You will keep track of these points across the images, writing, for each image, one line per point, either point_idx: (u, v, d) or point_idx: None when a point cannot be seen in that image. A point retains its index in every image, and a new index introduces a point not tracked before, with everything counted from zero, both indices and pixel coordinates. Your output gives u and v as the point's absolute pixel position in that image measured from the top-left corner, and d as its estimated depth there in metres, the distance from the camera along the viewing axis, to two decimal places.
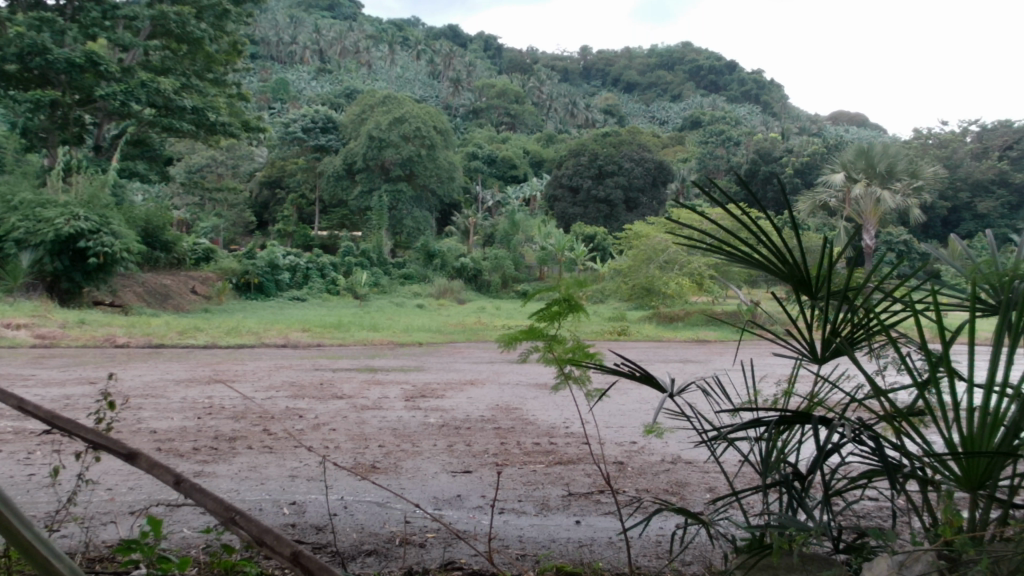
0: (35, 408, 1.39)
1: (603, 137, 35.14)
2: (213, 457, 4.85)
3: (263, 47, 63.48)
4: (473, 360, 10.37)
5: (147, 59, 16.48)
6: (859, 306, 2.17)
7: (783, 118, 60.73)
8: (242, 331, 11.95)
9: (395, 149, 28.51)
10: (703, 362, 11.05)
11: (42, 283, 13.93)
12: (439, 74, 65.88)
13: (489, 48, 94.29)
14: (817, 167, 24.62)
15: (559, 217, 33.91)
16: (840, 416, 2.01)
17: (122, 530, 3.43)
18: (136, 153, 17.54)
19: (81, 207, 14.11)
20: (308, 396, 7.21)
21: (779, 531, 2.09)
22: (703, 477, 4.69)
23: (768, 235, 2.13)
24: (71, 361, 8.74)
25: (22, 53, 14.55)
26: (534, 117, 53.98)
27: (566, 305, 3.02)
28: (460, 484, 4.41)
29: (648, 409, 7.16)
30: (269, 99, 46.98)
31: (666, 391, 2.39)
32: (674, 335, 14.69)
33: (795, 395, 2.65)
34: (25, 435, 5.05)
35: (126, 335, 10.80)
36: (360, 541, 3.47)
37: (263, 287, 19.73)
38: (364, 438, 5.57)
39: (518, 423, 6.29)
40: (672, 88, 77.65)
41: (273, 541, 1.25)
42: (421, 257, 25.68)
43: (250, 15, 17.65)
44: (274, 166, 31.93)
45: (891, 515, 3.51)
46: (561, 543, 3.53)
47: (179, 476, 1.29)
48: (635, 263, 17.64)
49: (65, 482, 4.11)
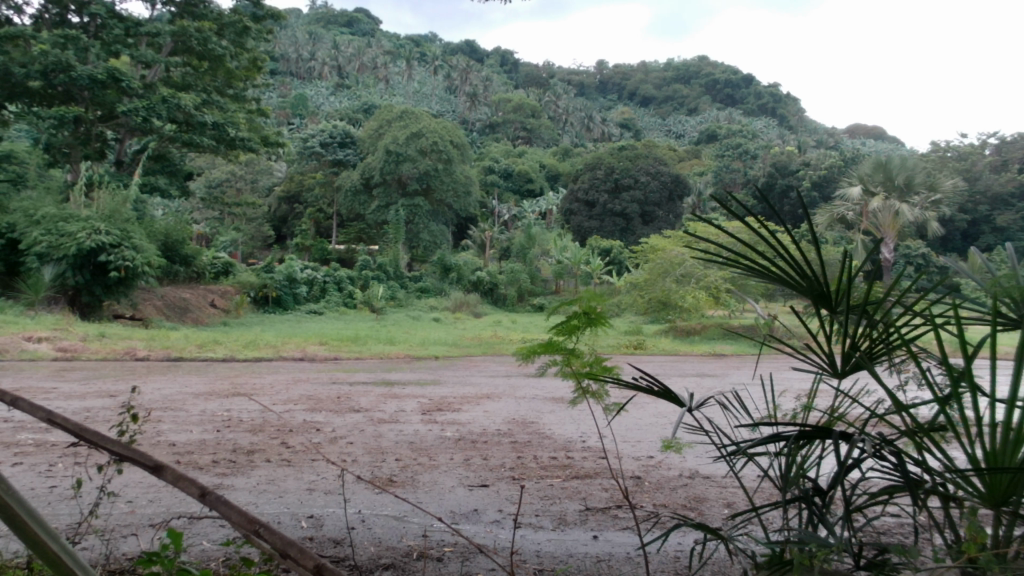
0: (64, 420, 1.37)
1: (620, 151, 35.19)
2: (231, 469, 4.88)
3: (282, 64, 64.42)
4: (489, 373, 10.40)
5: (168, 75, 16.72)
6: (879, 321, 2.12)
7: (800, 132, 60.59)
8: (261, 344, 12.03)
9: (412, 163, 28.71)
10: (720, 376, 11.04)
11: (64, 297, 14.08)
12: (455, 88, 66.26)
13: (504, 63, 95.34)
14: (834, 180, 24.48)
15: (575, 231, 33.94)
16: (860, 431, 1.97)
17: (142, 542, 3.45)
18: (157, 168, 17.84)
19: (102, 222, 14.21)
20: (326, 409, 7.24)
21: (800, 548, 2.05)
22: (722, 493, 4.67)
23: (785, 248, 2.09)
24: (91, 374, 8.79)
25: (45, 70, 14.51)
26: (551, 131, 54.31)
27: (585, 318, 3.01)
28: (477, 498, 4.40)
29: (664, 423, 7.14)
30: (288, 115, 47.47)
31: (685, 406, 2.34)
32: (691, 348, 14.68)
33: (815, 410, 2.61)
34: (46, 448, 5.10)
35: (146, 349, 10.88)
36: (377, 555, 3.47)
37: (281, 301, 19.87)
38: (381, 451, 5.59)
39: (535, 437, 6.28)
40: (687, 102, 77.91)
41: (297, 553, 1.23)
42: (438, 270, 25.63)
43: (270, 32, 17.73)
44: (292, 181, 32.18)
45: (914, 532, 3.48)
46: (578, 558, 3.52)
47: (204, 489, 1.25)
48: (651, 277, 17.60)
49: (87, 493, 4.16)
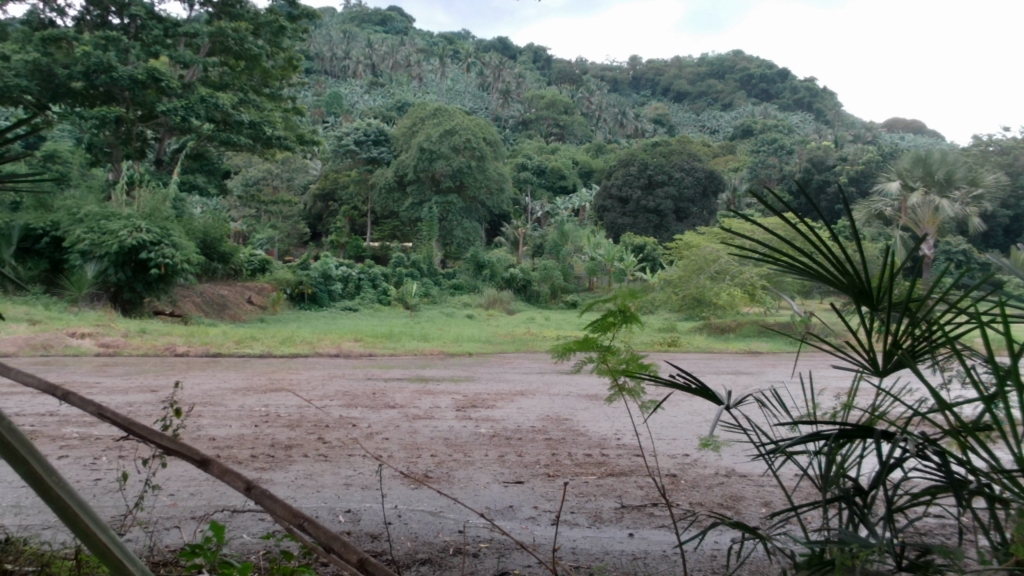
0: (113, 414, 1.39)
1: (653, 147, 34.99)
2: (270, 464, 4.94)
3: (317, 62, 65.11)
4: (523, 370, 10.40)
5: (206, 75, 16.93)
6: (922, 318, 2.07)
7: (838, 126, 59.66)
8: (296, 340, 12.18)
9: (446, 161, 28.84)
10: (756, 374, 10.93)
11: (106, 293, 14.35)
12: (488, 86, 66.41)
13: (537, 60, 95.40)
14: (872, 175, 23.97)
15: (608, 227, 33.81)
16: (903, 430, 1.93)
17: (185, 535, 3.52)
18: (195, 167, 18.18)
19: (142, 220, 14.44)
20: (361, 405, 7.29)
21: (841, 548, 2.02)
22: (759, 491, 4.62)
23: (823, 247, 2.05)
24: (133, 369, 8.96)
25: (88, 71, 14.82)
26: (584, 128, 54.22)
27: (620, 316, 2.97)
28: (512, 495, 4.40)
29: (700, 421, 7.10)
30: (323, 114, 47.92)
31: (722, 403, 2.30)
32: (727, 346, 14.54)
33: (854, 408, 2.57)
34: (91, 441, 5.21)
35: (185, 344, 11.04)
36: (414, 550, 3.48)
37: (317, 297, 20.05)
38: (416, 447, 5.62)
39: (569, 434, 6.27)
40: (722, 98, 77.23)
41: (341, 548, 1.22)
42: (471, 267, 25.74)
43: (305, 31, 17.87)
44: (327, 179, 32.45)
45: (955, 534, 3.42)
46: (615, 555, 3.51)
47: (249, 482, 1.25)
48: (686, 273, 17.46)
49: (131, 486, 4.24)
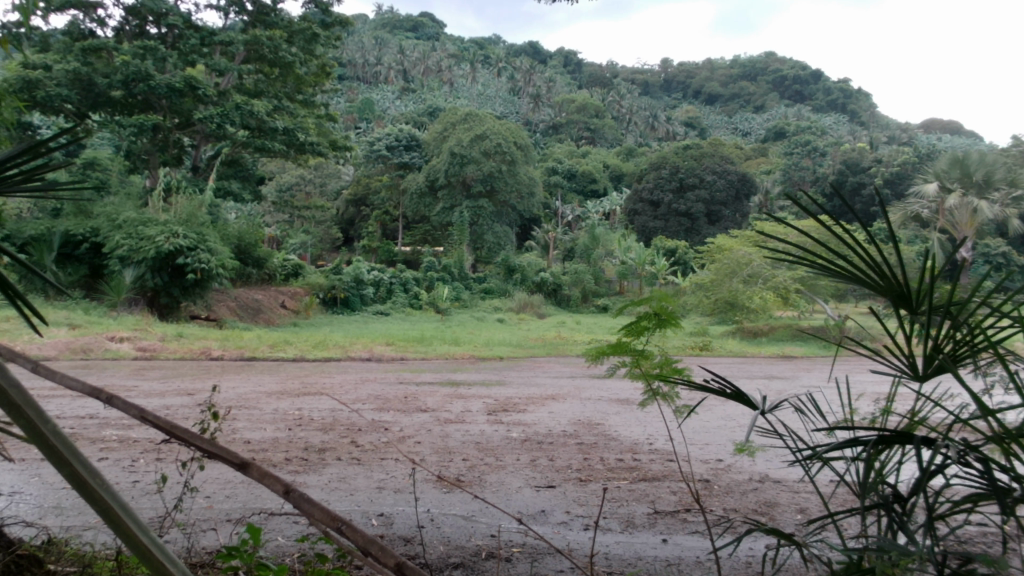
0: (155, 417, 1.41)
1: (685, 150, 34.79)
2: (304, 467, 4.98)
3: (350, 69, 65.69)
4: (553, 374, 10.39)
5: (241, 82, 17.16)
6: (963, 322, 2.02)
7: (873, 126, 58.81)
8: (330, 345, 12.26)
9: (477, 165, 28.97)
10: (791, 378, 10.82)
11: (143, 298, 14.59)
12: (519, 90, 66.36)
13: (568, 64, 95.30)
14: (908, 177, 23.58)
15: (640, 231, 33.64)
16: (943, 436, 1.89)
17: (221, 537, 3.58)
18: (230, 173, 18.41)
19: (179, 225, 14.64)
20: (393, 409, 7.32)
21: (880, 555, 1.98)
22: (794, 498, 4.56)
23: (860, 249, 2.00)
24: (169, 373, 9.08)
25: (126, 80, 15.11)
26: (615, 132, 54.01)
27: (655, 319, 2.96)
28: (545, 500, 4.39)
29: (733, 426, 7.03)
30: (355, 119, 48.31)
31: (758, 409, 2.26)
32: (759, 350, 14.41)
33: (892, 413, 2.52)
34: (131, 444, 5.29)
35: (220, 348, 11.18)
36: (447, 554, 3.49)
37: (349, 302, 20.22)
38: (449, 451, 5.62)
39: (601, 438, 6.25)
40: (754, 100, 76.49)
41: (378, 552, 1.23)
42: (502, 271, 25.78)
43: (338, 38, 18.07)
44: (359, 184, 32.67)
45: (997, 542, 3.36)
46: (648, 561, 3.49)
47: (288, 486, 1.27)
48: (718, 277, 17.27)
49: (171, 488, 4.31)
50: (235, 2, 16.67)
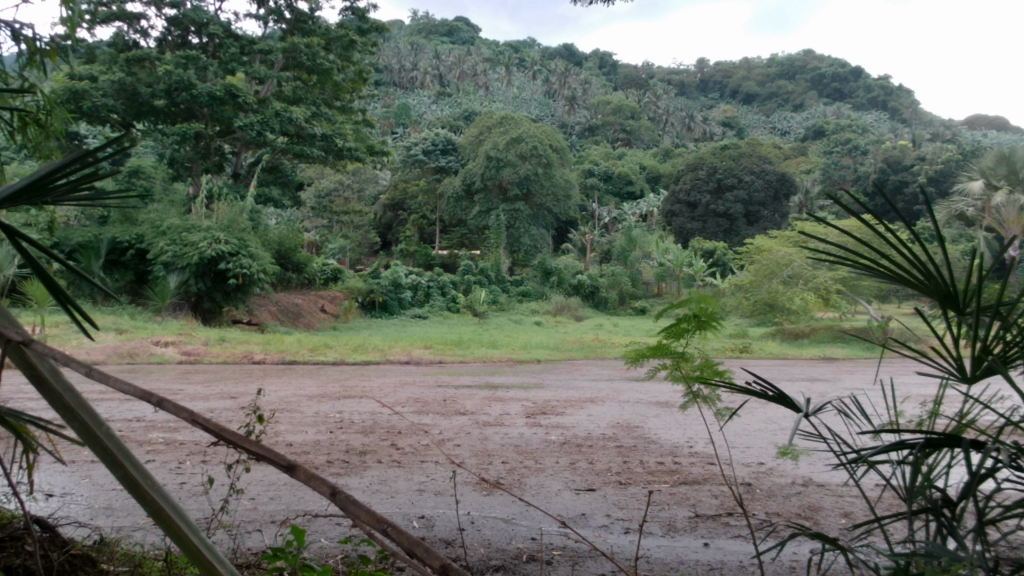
0: (204, 420, 1.42)
1: (722, 150, 34.46)
2: (345, 470, 5.03)
3: (387, 74, 66.11)
4: (592, 377, 10.35)
5: (280, 89, 17.39)
6: (1013, 322, 1.97)
7: (916, 123, 57.69)
8: (369, 348, 12.38)
9: (512, 168, 29.01)
10: (834, 381, 10.64)
11: (187, 303, 14.86)
12: (555, 92, 66.25)
13: (604, 65, 94.95)
14: (952, 175, 23.11)
15: (677, 233, 33.40)
16: (993, 439, 1.84)
17: (267, 538, 3.63)
18: (271, 180, 18.80)
19: (221, 232, 14.84)
20: (432, 411, 7.35)
21: (929, 560, 1.94)
22: (838, 502, 4.49)
23: (905, 249, 1.94)
24: (213, 377, 9.23)
25: (169, 89, 15.40)
26: (652, 133, 53.63)
27: (696, 321, 2.93)
28: (584, 502, 4.39)
29: (776, 429, 6.94)
30: (392, 125, 48.60)
31: (801, 411, 2.22)
32: (800, 351, 14.23)
33: (941, 416, 2.46)
34: (177, 446, 5.39)
35: (262, 352, 11.32)
36: (487, 556, 3.51)
37: (387, 305, 20.37)
38: (488, 454, 5.63)
39: (640, 441, 6.22)
40: (794, 99, 75.47)
41: (423, 553, 1.24)
42: (538, 274, 25.77)
43: (375, 43, 18.24)
44: (396, 189, 32.90)
45: None
46: (689, 565, 3.46)
47: (334, 488, 1.27)
48: (757, 278, 17.07)
49: (217, 490, 4.39)
50: (274, 11, 16.89)
